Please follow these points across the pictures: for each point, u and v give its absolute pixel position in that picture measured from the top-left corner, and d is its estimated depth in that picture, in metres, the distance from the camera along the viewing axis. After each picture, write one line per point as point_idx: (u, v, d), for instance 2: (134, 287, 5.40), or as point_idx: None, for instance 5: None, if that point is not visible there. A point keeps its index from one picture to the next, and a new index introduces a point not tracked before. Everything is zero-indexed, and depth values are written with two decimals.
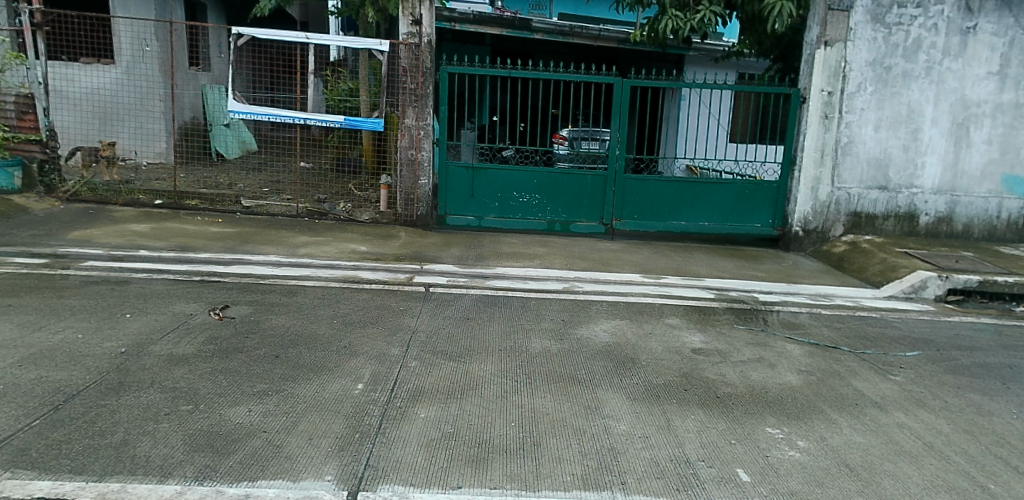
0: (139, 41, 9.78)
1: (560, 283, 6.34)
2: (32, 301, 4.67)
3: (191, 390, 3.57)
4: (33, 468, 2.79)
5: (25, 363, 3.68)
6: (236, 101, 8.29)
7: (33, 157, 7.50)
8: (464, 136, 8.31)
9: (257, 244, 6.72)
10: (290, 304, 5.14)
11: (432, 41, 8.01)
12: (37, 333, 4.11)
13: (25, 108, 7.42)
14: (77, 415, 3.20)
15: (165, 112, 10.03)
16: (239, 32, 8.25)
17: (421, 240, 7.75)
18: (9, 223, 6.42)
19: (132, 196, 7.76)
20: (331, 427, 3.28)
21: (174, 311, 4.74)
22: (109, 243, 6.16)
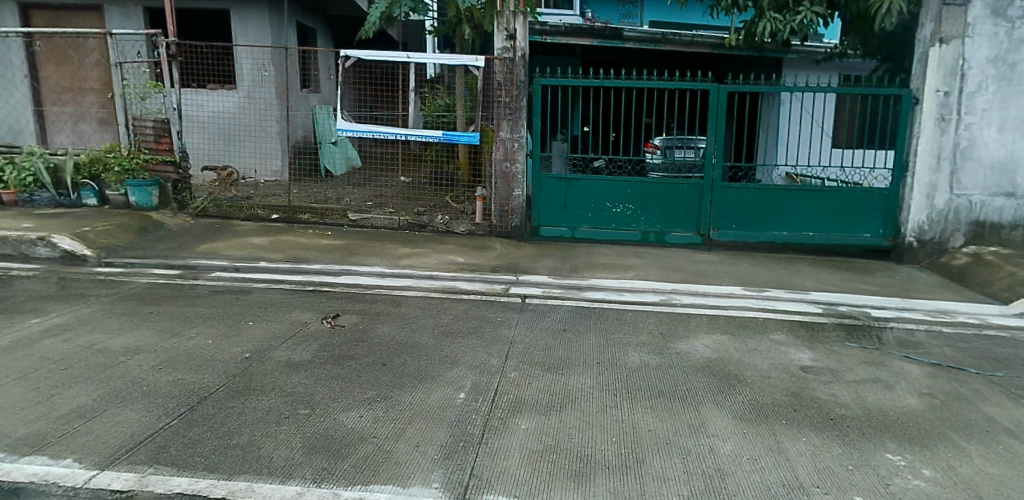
0: (258, 67, 10.57)
1: (657, 296, 6.25)
2: (168, 309, 5.10)
3: (308, 395, 3.78)
4: (173, 465, 3.02)
5: (165, 366, 4.04)
6: (344, 120, 8.95)
7: (168, 177, 8.20)
8: (555, 148, 8.44)
9: (363, 256, 7.04)
10: (395, 313, 5.35)
11: (525, 54, 8.13)
12: (174, 338, 4.50)
13: (162, 132, 8.12)
14: (208, 416, 3.47)
15: (280, 133, 10.68)
16: (347, 55, 8.94)
17: (515, 251, 7.86)
18: (148, 237, 7.06)
19: (252, 211, 8.34)
20: (437, 435, 3.39)
21: (290, 319, 5.04)
22: (232, 255, 6.65)
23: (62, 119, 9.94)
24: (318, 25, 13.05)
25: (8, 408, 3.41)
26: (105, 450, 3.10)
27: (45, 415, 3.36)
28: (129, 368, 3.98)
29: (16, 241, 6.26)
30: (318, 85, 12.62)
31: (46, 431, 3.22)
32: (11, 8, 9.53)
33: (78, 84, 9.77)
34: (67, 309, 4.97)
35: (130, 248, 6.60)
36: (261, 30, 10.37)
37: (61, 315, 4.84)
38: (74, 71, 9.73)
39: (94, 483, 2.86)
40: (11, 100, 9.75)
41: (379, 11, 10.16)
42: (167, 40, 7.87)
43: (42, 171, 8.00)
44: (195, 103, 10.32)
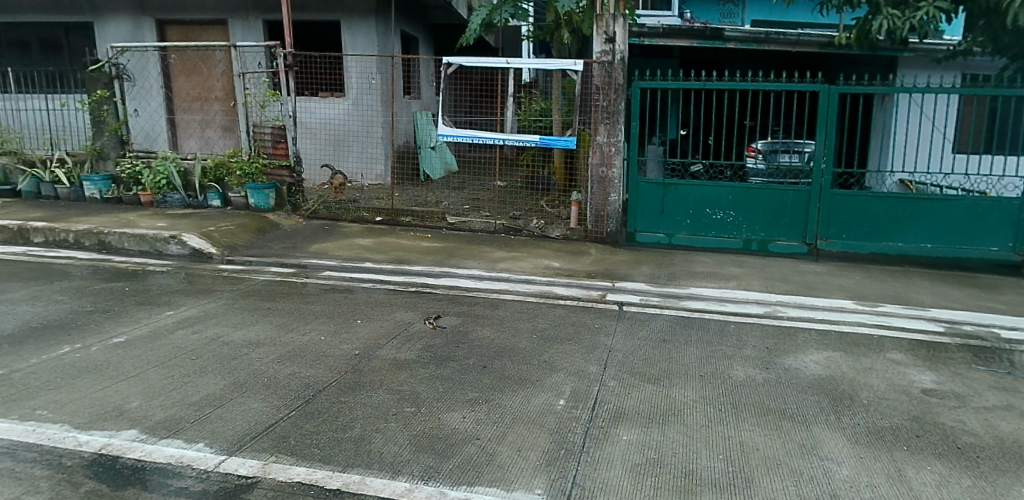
0: (365, 76, 10.98)
1: (761, 308, 6.03)
2: (284, 305, 5.42)
3: (413, 394, 3.91)
4: (292, 454, 3.19)
5: (283, 359, 4.30)
6: (445, 125, 9.15)
7: (284, 181, 8.66)
8: (650, 151, 8.27)
9: (461, 258, 7.20)
10: (493, 316, 5.43)
11: (625, 57, 8.05)
12: (290, 333, 4.78)
13: (279, 137, 8.62)
14: (322, 410, 3.65)
15: (384, 138, 11.11)
16: (449, 61, 9.14)
17: (611, 257, 7.79)
18: (265, 236, 7.52)
19: (358, 213, 8.71)
20: (538, 440, 3.40)
21: (394, 319, 5.22)
22: (340, 255, 6.98)
23: (191, 126, 10.76)
24: (421, 33, 13.47)
25: (149, 393, 3.73)
26: (231, 437, 3.31)
27: (181, 401, 3.65)
28: (251, 361, 4.25)
29: (152, 239, 6.84)
30: (419, 92, 13.07)
31: (181, 416, 3.50)
32: (149, 25, 10.41)
33: (206, 94, 10.56)
34: (196, 303, 5.38)
35: (249, 247, 7.07)
36: (368, 38, 10.82)
37: (191, 308, 5.23)
38: (203, 82, 10.52)
39: (223, 467, 3.04)
40: (148, 109, 10.64)
41: (480, 19, 10.36)
42: (285, 51, 8.39)
43: (175, 175, 8.74)
44: (308, 109, 10.99)
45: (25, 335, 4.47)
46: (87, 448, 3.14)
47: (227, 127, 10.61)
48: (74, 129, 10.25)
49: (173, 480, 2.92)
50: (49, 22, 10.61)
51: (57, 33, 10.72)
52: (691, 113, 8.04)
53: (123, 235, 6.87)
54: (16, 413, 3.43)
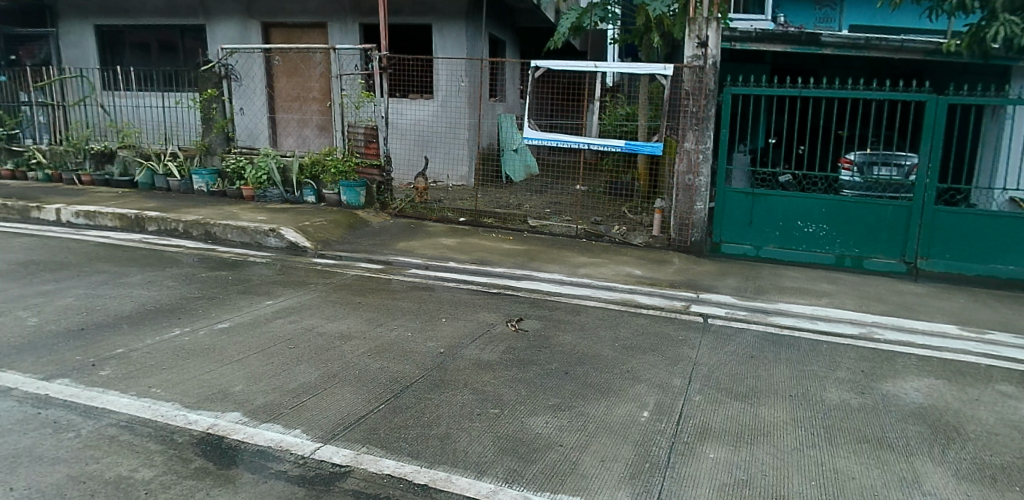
0: (454, 79, 11.19)
1: (855, 328, 5.75)
2: (373, 301, 5.60)
3: (497, 396, 3.94)
4: (382, 448, 3.29)
5: (373, 353, 4.45)
6: (530, 128, 9.18)
7: (374, 179, 8.97)
8: (736, 159, 8.11)
9: (542, 262, 7.23)
10: (575, 321, 5.39)
11: (717, 62, 7.85)
12: (379, 328, 4.94)
13: (370, 137, 8.92)
14: (410, 406, 3.74)
15: (469, 139, 11.31)
16: (537, 65, 9.15)
17: (694, 267, 7.62)
18: (354, 233, 7.80)
19: (443, 213, 8.90)
20: (621, 451, 3.36)
21: (477, 320, 5.29)
22: (425, 254, 7.15)
23: (289, 125, 11.28)
24: (507, 36, 13.56)
25: (250, 378, 3.95)
26: (325, 427, 3.46)
27: (279, 388, 3.85)
28: (343, 353, 4.43)
29: (252, 231, 7.22)
30: (504, 94, 13.21)
31: (279, 402, 3.68)
32: (255, 27, 10.99)
33: (305, 95, 11.06)
34: (292, 294, 5.64)
35: (340, 242, 7.34)
36: (457, 41, 11.02)
37: (287, 299, 5.49)
38: (303, 82, 11.03)
39: (319, 454, 3.18)
40: (251, 108, 11.24)
41: (569, 22, 10.36)
42: (380, 54, 8.71)
43: (274, 171, 9.17)
44: (397, 111, 11.33)
45: (141, 317, 4.81)
46: (196, 427, 3.35)
47: (321, 127, 11.09)
48: (186, 125, 10.99)
49: (272, 464, 3.08)
50: (167, 24, 11.35)
51: (173, 35, 11.46)
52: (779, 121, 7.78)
53: (226, 226, 7.29)
54: (134, 390, 3.70)
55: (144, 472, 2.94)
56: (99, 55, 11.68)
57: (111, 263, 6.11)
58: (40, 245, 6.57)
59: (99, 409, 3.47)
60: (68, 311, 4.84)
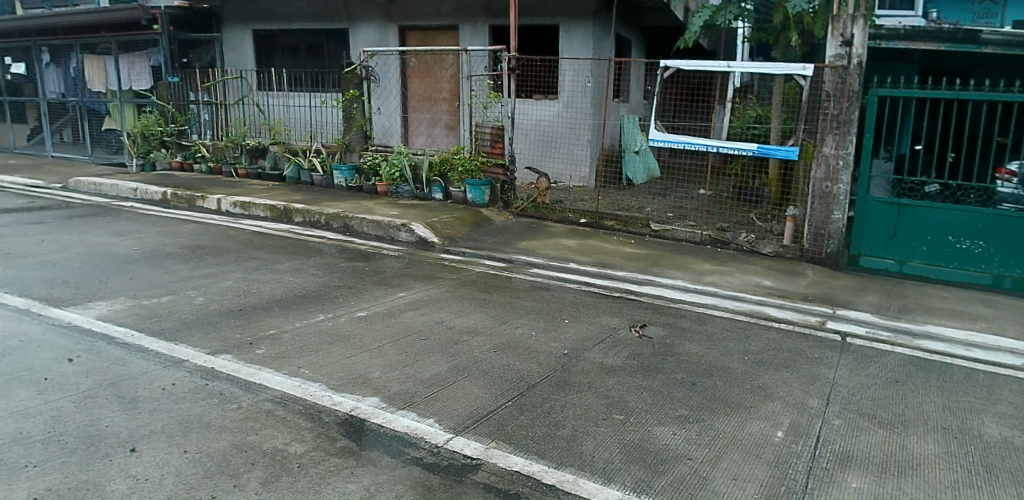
0: (580, 80, 11.19)
1: (1017, 359, 5.19)
2: (498, 298, 5.72)
3: (622, 401, 3.85)
4: (510, 444, 3.33)
5: (499, 350, 4.53)
6: (657, 130, 8.96)
7: (498, 178, 9.25)
8: (876, 166, 7.50)
9: (666, 267, 7.07)
10: (702, 331, 5.22)
11: (863, 62, 7.34)
12: (504, 325, 5.04)
13: (496, 137, 9.35)
14: (536, 404, 3.75)
15: (592, 140, 11.28)
16: (667, 65, 8.90)
17: (831, 281, 7.17)
18: (478, 230, 8.00)
19: (564, 214, 8.93)
20: (755, 471, 3.23)
21: (601, 323, 5.23)
22: (547, 254, 7.21)
23: (420, 124, 11.75)
24: (633, 36, 13.37)
25: (387, 366, 4.16)
26: (456, 418, 3.57)
27: (413, 377, 4.03)
28: (471, 347, 4.55)
29: (387, 225, 7.63)
30: (627, 95, 13.02)
31: (414, 391, 3.86)
32: (393, 31, 11.54)
33: (435, 95, 11.50)
34: (422, 287, 5.88)
35: (465, 239, 7.56)
36: (584, 42, 11.02)
37: (418, 292, 5.73)
38: (434, 83, 11.46)
39: (451, 445, 3.29)
40: (387, 108, 11.78)
41: (703, 18, 9.97)
42: (510, 55, 8.92)
43: (406, 168, 9.57)
44: (522, 111, 11.50)
45: (289, 302, 5.20)
46: (340, 408, 3.58)
47: (449, 126, 11.51)
48: (328, 123, 11.67)
49: (409, 450, 3.23)
50: (315, 28, 12.15)
51: (320, 38, 12.25)
52: (928, 127, 7.18)
53: (363, 220, 7.76)
54: (285, 369, 4.00)
55: (296, 446, 3.18)
56: (255, 58, 12.68)
57: (262, 250, 6.65)
58: (203, 232, 7.25)
59: (257, 384, 3.79)
60: (228, 293, 5.32)
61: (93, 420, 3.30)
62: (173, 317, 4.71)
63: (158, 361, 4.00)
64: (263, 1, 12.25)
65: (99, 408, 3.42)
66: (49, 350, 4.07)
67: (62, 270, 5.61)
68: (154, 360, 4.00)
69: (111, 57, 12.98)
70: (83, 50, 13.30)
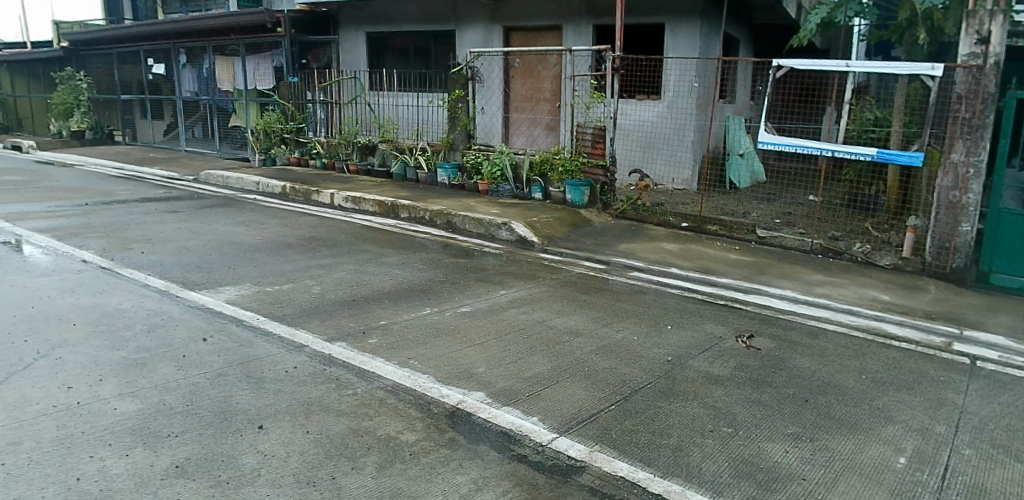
0: (685, 79, 10.86)
1: None
2: (598, 300, 5.70)
3: (730, 414, 3.74)
4: (614, 449, 3.30)
5: (601, 352, 4.50)
6: (767, 133, 8.57)
7: (598, 180, 9.12)
8: (1009, 176, 6.79)
9: (773, 276, 6.80)
10: (814, 345, 4.98)
11: (1001, 61, 6.74)
12: (605, 328, 5.00)
13: (598, 137, 9.18)
14: (640, 410, 3.70)
15: (695, 141, 10.98)
16: (779, 64, 8.46)
17: (957, 298, 6.65)
18: (577, 232, 7.99)
19: (665, 217, 8.71)
20: (875, 497, 3.05)
21: (705, 331, 5.09)
22: (648, 257, 7.11)
23: (521, 124, 11.86)
24: (742, 34, 12.93)
25: (491, 362, 4.24)
26: (560, 417, 3.58)
27: (517, 375, 4.08)
28: (573, 348, 4.55)
29: (488, 224, 7.76)
30: (734, 95, 12.58)
31: (517, 388, 3.90)
32: (497, 31, 11.69)
33: (537, 96, 11.57)
34: (524, 286, 5.95)
35: (565, 240, 7.58)
36: (690, 42, 10.74)
37: (519, 290, 5.80)
38: (536, 83, 11.53)
39: (555, 445, 3.30)
40: (490, 108, 12.01)
41: (819, 17, 9.57)
42: (614, 54, 8.85)
43: (507, 167, 9.72)
44: (624, 112, 11.38)
45: (398, 295, 5.40)
46: (448, 401, 3.68)
47: (550, 127, 11.54)
48: (433, 122, 11.98)
49: (514, 446, 3.28)
50: (423, 31, 12.50)
51: (428, 41, 12.60)
52: None
53: (466, 218, 7.93)
54: (396, 360, 4.16)
55: (407, 435, 3.31)
56: (367, 59, 13.16)
57: (371, 244, 6.93)
58: (317, 224, 7.64)
59: (370, 372, 3.97)
60: (342, 283, 5.59)
61: (226, 397, 3.56)
62: (294, 304, 5.01)
63: (282, 345, 4.27)
64: (376, 5, 12.71)
65: (231, 386, 3.69)
66: (186, 329, 4.43)
67: (196, 256, 6.08)
68: (277, 344, 4.28)
69: (239, 57, 13.95)
70: (214, 51, 14.36)
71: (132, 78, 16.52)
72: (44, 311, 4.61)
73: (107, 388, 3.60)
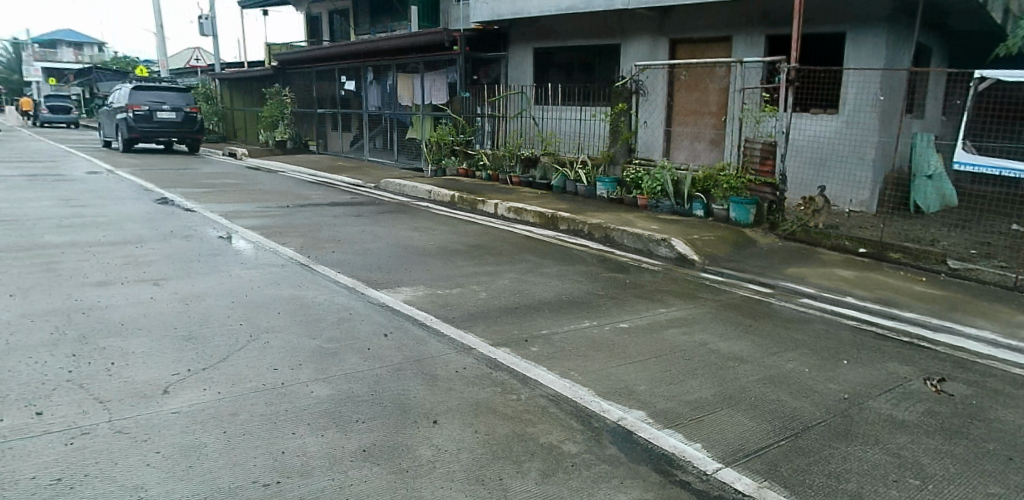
0: (866, 92, 10.09)
1: None
2: (764, 326, 5.46)
3: (917, 464, 3.43)
4: (785, 487, 3.15)
5: (768, 382, 4.32)
6: (964, 151, 7.74)
7: (765, 197, 8.80)
8: None
9: (968, 314, 6.10)
10: (1020, 397, 4.41)
11: None
12: (773, 357, 4.78)
13: (768, 153, 8.89)
14: (813, 449, 3.51)
15: (876, 159, 10.15)
16: (983, 76, 7.61)
17: None
18: (742, 252, 7.70)
19: (839, 241, 8.11)
20: None
21: (887, 370, 4.70)
22: (820, 284, 6.70)
23: (683, 138, 11.63)
24: (936, 44, 11.79)
25: (651, 381, 4.23)
26: (726, 447, 3.49)
27: (679, 397, 4.03)
28: (737, 375, 4.41)
29: (647, 239, 7.72)
30: (923, 110, 11.48)
31: (680, 411, 3.86)
32: (664, 44, 11.58)
33: (701, 109, 11.28)
34: (683, 305, 5.85)
35: (727, 260, 7.34)
36: (875, 52, 9.97)
37: (679, 310, 5.72)
38: (701, 96, 11.25)
39: (721, 475, 3.22)
40: (653, 122, 11.95)
41: None
42: (789, 66, 8.44)
43: (669, 182, 9.62)
44: (796, 127, 10.80)
45: (557, 306, 5.54)
46: (609, 416, 3.73)
47: (714, 142, 11.23)
48: (596, 136, 12.14)
49: (677, 471, 3.24)
50: (589, 46, 12.70)
51: (593, 56, 12.78)
52: None
53: (625, 232, 7.95)
54: (557, 370, 4.29)
55: (569, 446, 3.40)
56: (534, 74, 13.62)
57: (532, 254, 7.16)
58: (483, 232, 8.03)
59: (533, 380, 4.12)
60: (505, 291, 5.84)
61: (404, 391, 3.88)
62: (462, 307, 5.32)
63: (452, 346, 4.55)
64: (545, 21, 13.12)
65: (408, 380, 4.01)
66: (370, 324, 4.86)
67: (376, 257, 6.64)
68: (448, 344, 4.57)
69: (418, 75, 15.01)
70: (397, 69, 15.59)
71: (326, 94, 18.35)
72: (255, 298, 5.29)
73: (305, 372, 4.05)
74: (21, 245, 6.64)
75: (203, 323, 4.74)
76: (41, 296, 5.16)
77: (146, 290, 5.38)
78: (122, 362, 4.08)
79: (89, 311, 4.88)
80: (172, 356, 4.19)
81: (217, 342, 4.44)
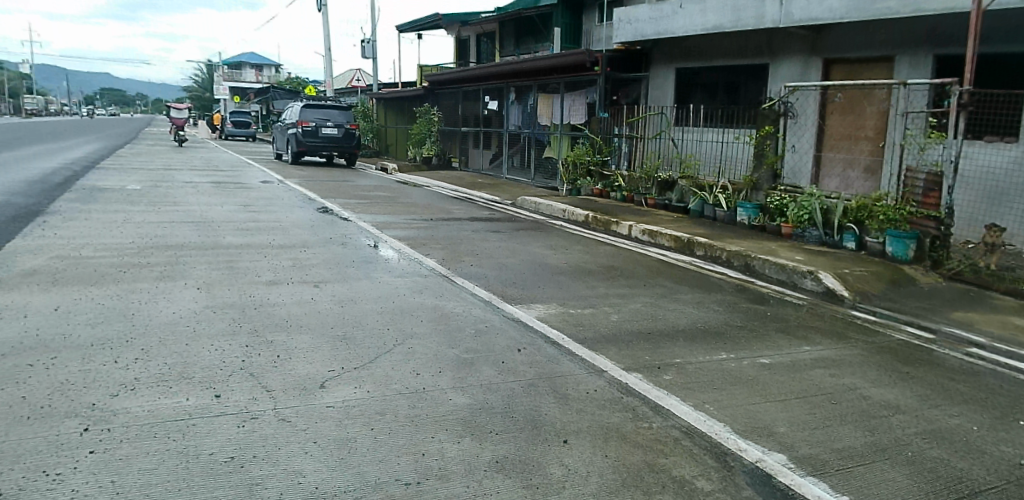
0: None
1: None
2: (924, 375, 5.00)
3: None
4: None
5: (928, 437, 3.97)
6: None
7: (928, 231, 8.03)
8: None
9: None
10: None
11: None
12: (934, 409, 4.39)
13: (932, 185, 8.24)
14: None
15: None
16: None
17: None
18: (900, 291, 7.12)
19: (1015, 285, 7.25)
20: None
21: None
22: (992, 332, 6.05)
23: (835, 164, 10.97)
24: None
25: (794, 423, 4.03)
26: None
27: (824, 444, 3.80)
28: (892, 426, 4.10)
29: (791, 271, 7.36)
30: None
31: (825, 459, 3.64)
32: (817, 64, 11.00)
33: (856, 133, 10.60)
34: (830, 344, 5.51)
35: (881, 298, 6.83)
36: None
37: (826, 349, 5.39)
38: (856, 120, 10.57)
39: None
40: (802, 146, 11.44)
41: None
42: (962, 88, 7.71)
43: (817, 211, 9.12)
44: (966, 155, 9.89)
45: (693, 334, 5.42)
46: (746, 456, 3.60)
47: (870, 169, 10.49)
48: (738, 160, 11.74)
49: None
50: (735, 66, 12.32)
51: (738, 76, 12.36)
52: None
53: (767, 262, 7.63)
54: (692, 401, 4.20)
55: (702, 482, 3.31)
56: (675, 95, 13.42)
57: (668, 279, 7.05)
58: (618, 254, 8.02)
59: (666, 409, 4.06)
60: (638, 315, 5.80)
61: (536, 407, 3.97)
62: (595, 329, 5.36)
63: (585, 367, 4.59)
64: (689, 42, 12.92)
65: (541, 397, 4.10)
66: (507, 338, 5.02)
67: (513, 272, 6.84)
68: (582, 365, 4.61)
69: (558, 95, 15.29)
70: (538, 89, 15.98)
71: (469, 113, 19.18)
72: (400, 305, 5.63)
73: (444, 380, 4.25)
74: (208, 244, 7.53)
75: (355, 325, 5.12)
76: (220, 291, 5.81)
77: (307, 291, 5.90)
78: (286, 356, 4.50)
79: (259, 307, 5.43)
80: (328, 354, 4.56)
81: (367, 343, 4.77)
